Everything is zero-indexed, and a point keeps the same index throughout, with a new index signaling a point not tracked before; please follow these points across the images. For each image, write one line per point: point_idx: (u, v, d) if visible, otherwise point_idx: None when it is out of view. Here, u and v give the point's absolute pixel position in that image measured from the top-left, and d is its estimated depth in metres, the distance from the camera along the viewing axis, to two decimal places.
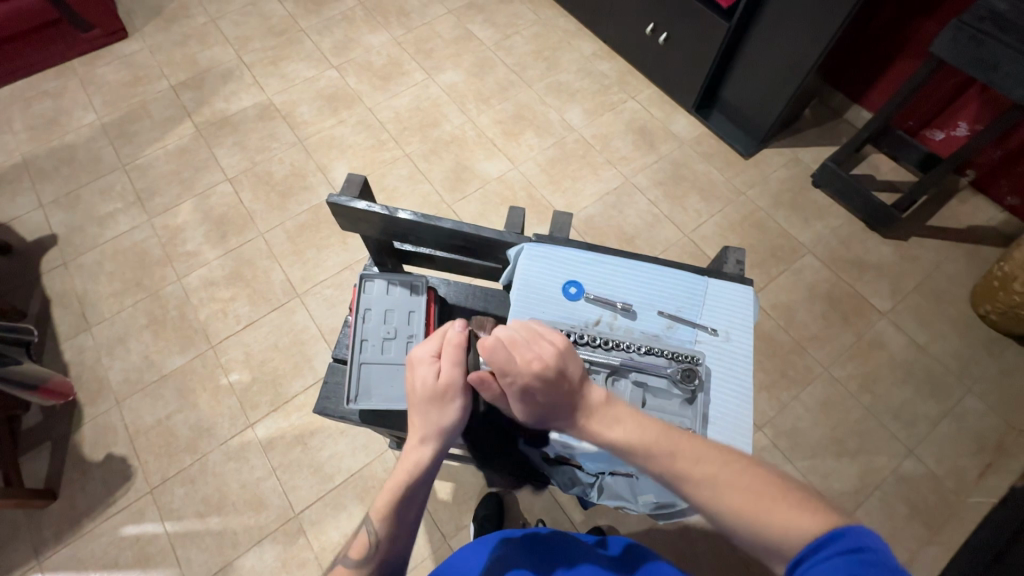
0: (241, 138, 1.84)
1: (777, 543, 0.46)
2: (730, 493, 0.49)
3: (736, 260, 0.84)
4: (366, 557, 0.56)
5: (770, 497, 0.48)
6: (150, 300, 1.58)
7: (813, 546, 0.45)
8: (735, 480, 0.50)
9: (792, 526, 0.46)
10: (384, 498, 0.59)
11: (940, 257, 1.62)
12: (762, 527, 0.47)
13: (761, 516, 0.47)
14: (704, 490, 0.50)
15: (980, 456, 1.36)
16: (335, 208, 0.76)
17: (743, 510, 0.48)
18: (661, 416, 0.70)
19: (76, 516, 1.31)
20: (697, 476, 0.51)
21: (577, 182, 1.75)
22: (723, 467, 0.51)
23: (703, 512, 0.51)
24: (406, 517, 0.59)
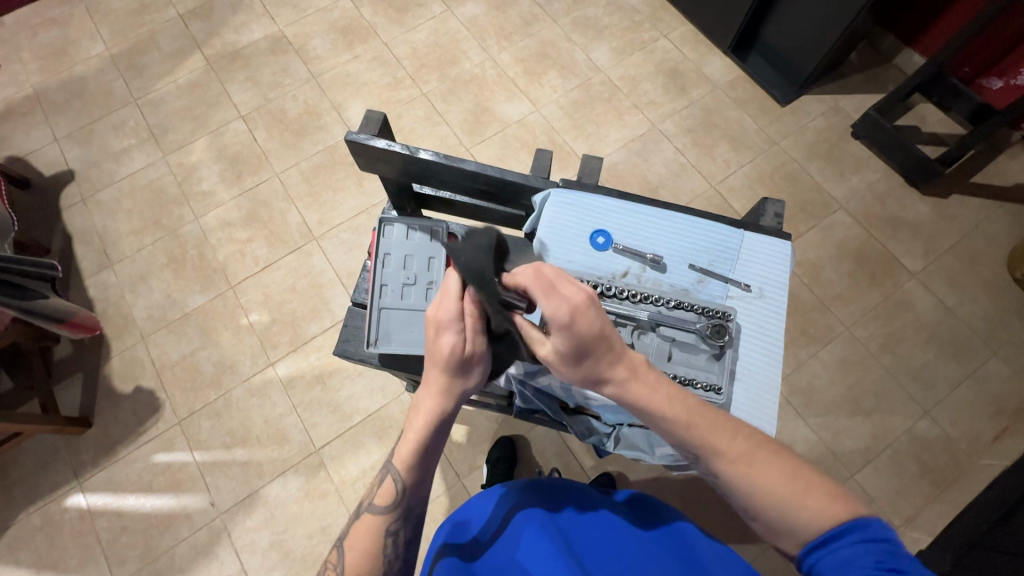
0: (253, 73, 1.77)
1: (798, 524, 0.51)
2: (760, 478, 0.52)
3: (775, 212, 0.79)
4: (392, 503, 0.61)
5: (799, 489, 0.52)
6: (169, 239, 1.58)
7: (837, 531, 0.50)
8: (764, 467, 0.53)
9: (815, 518, 0.50)
10: (404, 451, 0.61)
11: (979, 217, 1.54)
12: (783, 511, 0.52)
13: (788, 505, 0.51)
14: (735, 472, 0.53)
15: (996, 419, 1.35)
16: (354, 147, 0.72)
17: (766, 494, 0.52)
18: (687, 371, 0.69)
19: (110, 443, 1.38)
20: (723, 464, 0.54)
21: (601, 127, 1.67)
22: (755, 454, 0.54)
23: (726, 488, 0.55)
24: (424, 469, 0.62)
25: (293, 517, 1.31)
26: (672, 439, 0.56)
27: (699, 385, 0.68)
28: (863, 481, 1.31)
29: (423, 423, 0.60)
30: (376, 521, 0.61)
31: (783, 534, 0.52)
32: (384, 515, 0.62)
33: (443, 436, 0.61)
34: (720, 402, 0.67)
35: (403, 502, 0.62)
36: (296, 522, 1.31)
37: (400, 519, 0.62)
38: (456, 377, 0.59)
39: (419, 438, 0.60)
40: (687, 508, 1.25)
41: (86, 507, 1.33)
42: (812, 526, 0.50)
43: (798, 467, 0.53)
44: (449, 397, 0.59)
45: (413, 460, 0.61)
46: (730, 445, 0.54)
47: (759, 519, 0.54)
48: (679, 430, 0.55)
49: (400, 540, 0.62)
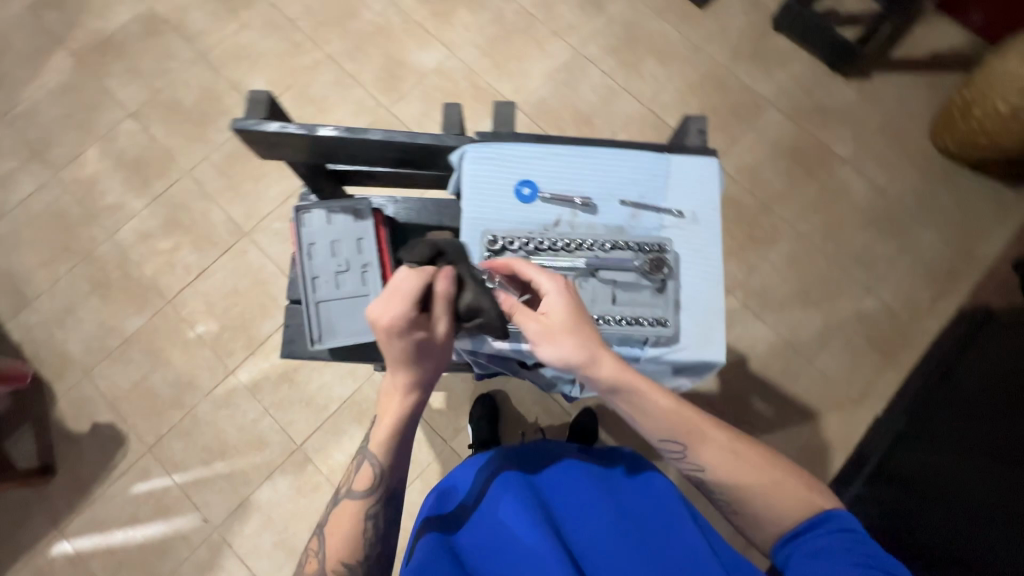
0: (131, 62, 1.58)
1: (779, 514, 0.60)
2: (745, 469, 0.62)
3: (699, 130, 0.78)
4: (371, 485, 0.62)
5: (780, 477, 0.61)
6: (86, 263, 1.46)
7: (811, 520, 0.58)
8: (748, 459, 0.62)
9: (791, 505, 0.59)
10: (380, 435, 0.61)
11: (901, 92, 1.57)
12: (769, 502, 0.60)
13: (771, 493, 0.60)
14: (723, 461, 0.62)
15: (932, 284, 1.44)
16: (245, 136, 0.65)
17: (751, 483, 0.61)
18: (632, 310, 0.69)
19: (82, 485, 1.33)
20: (709, 453, 0.63)
21: (523, 62, 1.58)
22: (737, 444, 0.63)
23: (713, 477, 0.62)
24: (400, 454, 0.62)
25: (291, 515, 1.31)
26: (663, 429, 0.63)
27: (646, 322, 0.68)
28: (821, 365, 1.39)
29: (400, 409, 0.61)
30: (355, 507, 0.62)
31: (765, 523, 0.60)
32: (364, 499, 0.62)
33: (418, 418, 0.63)
34: (669, 335, 0.68)
35: (382, 486, 0.62)
36: (295, 519, 1.31)
37: (379, 502, 0.62)
38: (429, 365, 0.59)
39: (395, 422, 0.61)
40: None
41: (75, 552, 1.29)
42: (790, 514, 0.59)
43: (777, 458, 0.63)
44: (422, 386, 0.61)
45: (390, 443, 0.62)
46: (716, 437, 0.63)
47: (743, 506, 0.62)
48: (672, 424, 0.63)
49: (380, 521, 0.62)
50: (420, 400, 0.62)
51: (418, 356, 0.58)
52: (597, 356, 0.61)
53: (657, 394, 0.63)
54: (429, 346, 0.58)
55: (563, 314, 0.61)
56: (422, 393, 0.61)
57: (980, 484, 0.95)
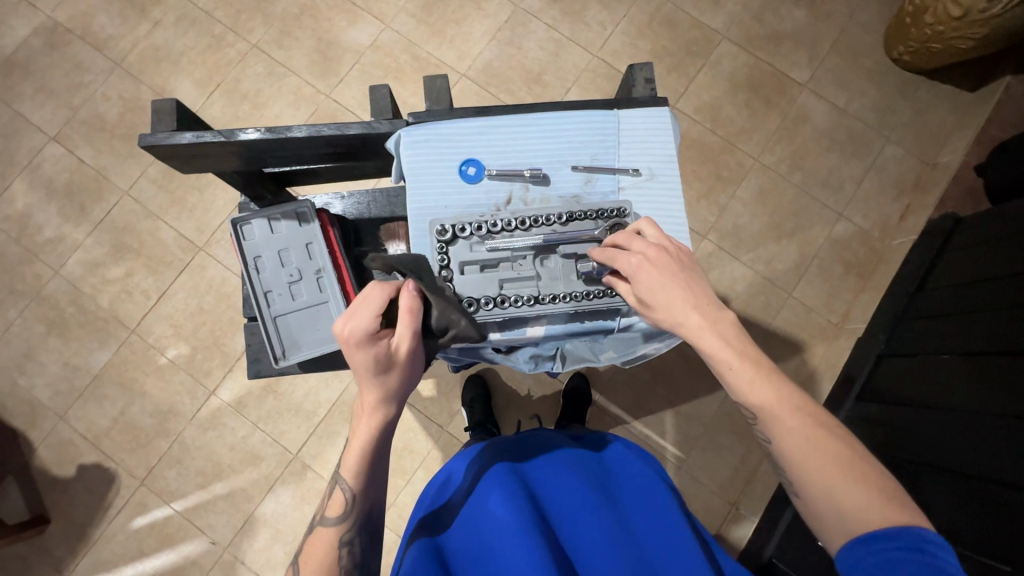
0: (40, 81, 1.46)
1: (845, 513, 0.52)
2: (816, 462, 0.53)
3: (645, 78, 0.74)
4: (344, 513, 0.60)
5: (853, 478, 0.52)
6: (36, 304, 1.38)
7: (884, 531, 0.50)
8: (824, 456, 0.53)
9: (864, 507, 0.51)
10: (350, 459, 0.59)
11: (852, 6, 1.53)
12: (834, 499, 0.52)
13: (835, 490, 0.52)
14: (794, 441, 0.55)
15: (900, 199, 1.45)
16: (158, 152, 0.59)
17: (817, 470, 0.53)
18: (599, 282, 0.67)
19: (80, 528, 1.30)
20: (782, 430, 0.55)
21: (462, 25, 1.50)
22: (816, 428, 0.55)
23: (781, 452, 0.56)
24: (374, 476, 0.60)
25: (299, 523, 1.31)
26: (741, 396, 0.57)
27: (615, 293, 0.66)
28: (801, 296, 1.40)
29: (374, 429, 0.58)
30: (329, 534, 0.60)
31: (827, 518, 0.53)
32: (338, 527, 0.60)
33: (392, 435, 0.60)
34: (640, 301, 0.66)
35: (354, 512, 0.60)
36: (303, 526, 1.30)
37: (353, 528, 0.61)
38: (398, 379, 0.57)
39: (366, 442, 0.59)
40: (656, 376, 1.34)
41: None
42: (861, 514, 0.51)
43: (856, 457, 0.54)
44: (393, 403, 0.58)
45: (363, 466, 0.59)
46: (792, 416, 0.55)
47: (801, 490, 0.55)
48: (749, 396, 0.56)
49: (356, 548, 0.61)
50: (393, 416, 0.59)
51: (382, 370, 0.56)
52: (685, 314, 0.58)
53: (744, 360, 0.57)
54: (395, 359, 0.56)
55: (649, 270, 0.59)
56: (397, 410, 0.59)
57: (967, 394, 0.97)
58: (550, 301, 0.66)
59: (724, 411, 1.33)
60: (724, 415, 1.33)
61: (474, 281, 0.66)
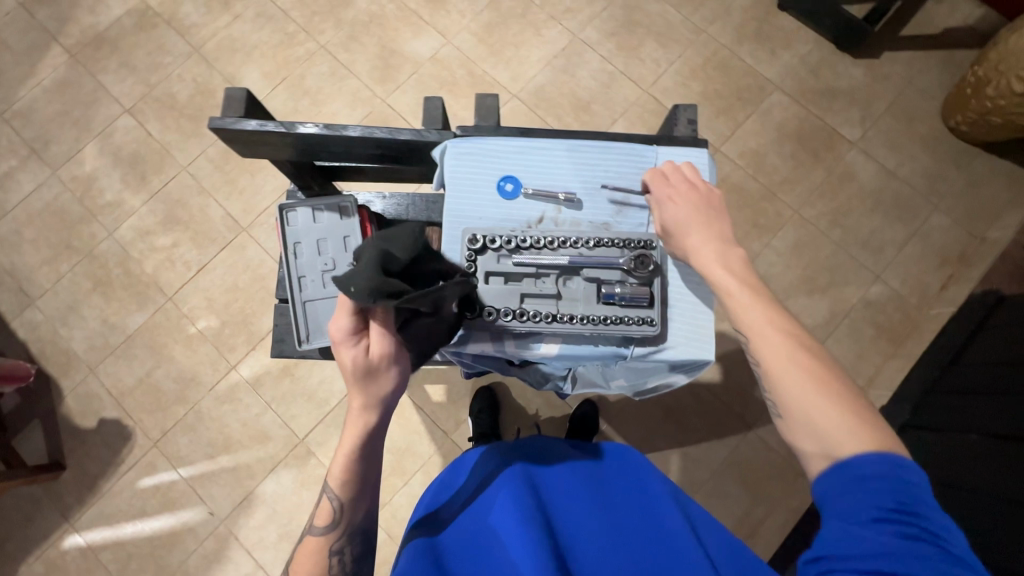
0: (125, 58, 1.57)
1: (820, 431, 0.52)
2: (794, 378, 0.54)
3: (688, 118, 0.75)
4: (332, 521, 0.61)
5: (828, 399, 0.52)
6: (87, 261, 1.46)
7: (857, 456, 0.50)
8: (809, 376, 0.54)
9: (838, 428, 0.51)
10: (337, 469, 0.61)
11: (912, 71, 1.52)
12: (814, 419, 0.52)
13: (811, 411, 0.52)
14: (774, 360, 0.56)
15: (943, 269, 1.41)
16: (223, 135, 0.64)
17: (794, 392, 0.54)
18: (618, 308, 0.67)
19: (91, 479, 1.35)
20: (765, 348, 0.57)
21: (521, 48, 1.55)
22: (796, 353, 0.55)
23: (764, 373, 0.57)
24: (359, 485, 0.61)
25: (295, 507, 1.33)
26: (733, 316, 0.60)
27: (632, 321, 0.66)
28: (826, 354, 1.37)
29: (357, 438, 0.59)
30: (318, 543, 0.61)
31: (801, 439, 0.53)
32: (326, 536, 0.62)
33: (376, 444, 0.61)
34: (655, 334, 0.66)
35: (343, 520, 0.62)
36: (299, 511, 1.33)
37: (342, 536, 0.62)
38: (381, 386, 0.59)
39: (350, 449, 0.60)
40: (666, 413, 1.32)
41: (86, 545, 1.32)
42: (834, 436, 0.51)
43: (835, 385, 0.54)
44: (374, 411, 0.59)
45: (348, 475, 0.60)
46: (776, 338, 0.56)
47: (784, 419, 0.55)
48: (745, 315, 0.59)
49: (346, 557, 0.62)
50: (375, 425, 0.60)
51: (361, 376, 0.58)
52: (693, 233, 0.64)
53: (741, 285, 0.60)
54: (377, 365, 0.58)
55: (670, 197, 0.66)
56: (380, 419, 0.60)
57: (994, 477, 0.92)
58: (568, 320, 0.67)
59: (732, 460, 1.30)
60: (731, 465, 1.29)
61: (496, 291, 0.68)
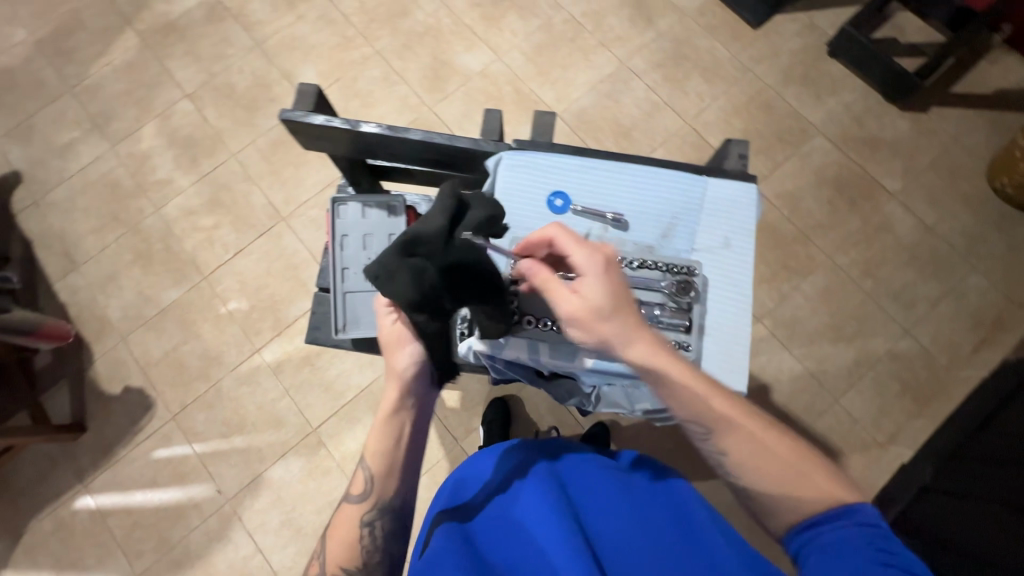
0: (191, 46, 1.65)
1: (798, 502, 0.56)
2: (766, 460, 0.58)
3: (739, 154, 0.77)
4: (365, 491, 0.65)
5: (799, 470, 0.58)
6: (132, 234, 1.52)
7: (832, 512, 0.55)
8: (775, 454, 0.58)
9: (813, 500, 0.56)
10: (373, 441, 0.66)
11: (959, 129, 1.51)
12: (792, 488, 0.57)
13: (789, 483, 0.57)
14: (744, 447, 0.58)
15: (976, 331, 1.38)
16: (291, 126, 0.67)
17: (768, 473, 0.58)
18: (655, 330, 0.69)
19: (108, 444, 1.39)
20: (732, 439, 0.59)
21: (568, 71, 1.59)
22: (765, 433, 0.59)
23: (734, 463, 0.59)
24: (389, 455, 0.66)
25: (300, 495, 1.34)
26: (689, 410, 0.59)
27: (668, 344, 0.67)
28: (848, 404, 1.34)
29: (386, 408, 0.67)
30: (352, 512, 0.64)
31: (781, 510, 0.57)
32: (360, 505, 0.64)
33: (404, 416, 0.67)
34: (690, 359, 0.67)
35: (375, 491, 0.65)
36: (303, 500, 1.34)
37: (374, 510, 0.64)
38: (397, 360, 0.68)
39: (381, 418, 0.67)
40: (678, 445, 1.31)
41: (95, 508, 1.35)
42: (810, 503, 0.56)
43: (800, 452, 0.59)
44: (397, 377, 0.67)
45: (380, 446, 0.66)
46: (744, 422, 0.59)
47: (757, 493, 0.59)
48: (698, 408, 0.59)
49: (377, 531, 0.64)
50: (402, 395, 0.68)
51: (392, 345, 0.69)
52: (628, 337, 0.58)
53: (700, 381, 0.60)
54: (394, 343, 0.69)
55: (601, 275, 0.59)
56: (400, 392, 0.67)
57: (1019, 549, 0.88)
58: None
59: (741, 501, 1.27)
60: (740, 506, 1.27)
61: (538, 301, 0.70)
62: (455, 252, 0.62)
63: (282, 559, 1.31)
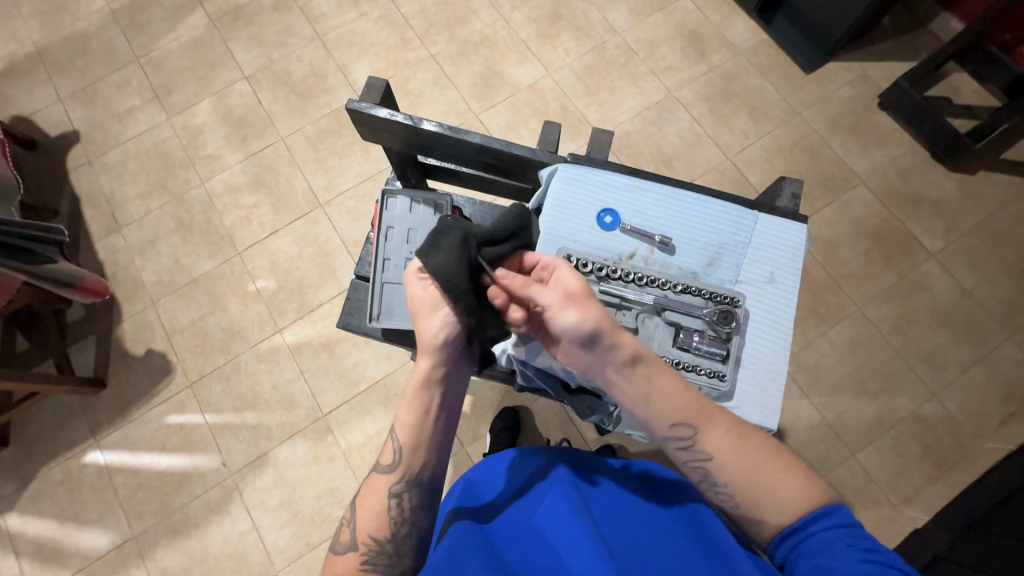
0: (256, 31, 1.71)
1: (784, 506, 0.57)
2: (749, 457, 0.59)
3: (793, 192, 0.77)
4: (394, 462, 0.67)
5: (783, 469, 0.59)
6: (175, 203, 1.57)
7: (818, 513, 0.56)
8: (753, 449, 0.60)
9: (797, 496, 0.57)
10: (404, 415, 0.68)
11: (1007, 195, 1.48)
12: (778, 491, 0.57)
13: (776, 484, 0.58)
14: (725, 445, 0.59)
15: (1005, 403, 1.34)
16: (356, 116, 0.69)
17: (752, 475, 0.58)
18: (691, 356, 0.68)
19: (125, 403, 1.42)
20: (713, 437, 0.60)
21: (616, 94, 1.61)
22: (743, 431, 0.61)
23: (717, 464, 0.59)
24: (421, 428, 0.67)
25: (302, 479, 1.35)
26: (673, 409, 0.60)
27: (703, 372, 0.67)
28: (864, 461, 1.31)
29: (417, 378, 0.68)
30: (381, 482, 0.66)
31: (769, 515, 0.57)
32: (389, 476, 0.66)
33: (436, 391, 0.68)
34: (724, 390, 0.66)
35: (404, 463, 0.67)
36: (305, 483, 1.35)
37: (402, 481, 0.66)
38: (429, 326, 0.67)
39: (413, 393, 0.68)
40: None
41: (104, 464, 1.38)
42: (796, 507, 0.57)
43: (783, 454, 0.60)
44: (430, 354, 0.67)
45: (410, 420, 0.67)
46: (722, 419, 0.61)
47: (745, 501, 0.58)
48: (677, 403, 0.60)
49: (405, 503, 0.66)
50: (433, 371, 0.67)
51: (421, 318, 0.67)
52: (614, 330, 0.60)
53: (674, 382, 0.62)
54: (425, 308, 0.67)
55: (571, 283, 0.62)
56: (432, 361, 0.67)
57: None
58: None
59: None
60: None
61: None
62: (483, 257, 0.63)
63: (276, 540, 1.31)
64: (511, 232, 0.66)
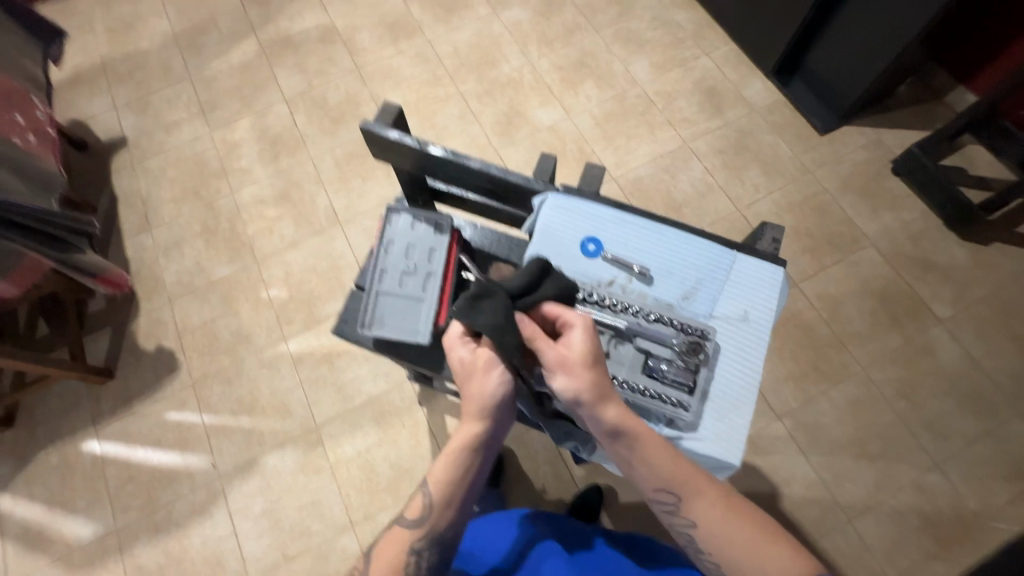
0: (301, 59, 1.84)
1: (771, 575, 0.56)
2: (735, 530, 0.59)
3: (772, 238, 0.80)
4: (420, 518, 0.66)
5: (773, 541, 0.58)
6: (205, 209, 1.66)
7: None
8: (742, 523, 0.60)
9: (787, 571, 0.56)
10: (439, 471, 0.66)
11: (1021, 268, 1.46)
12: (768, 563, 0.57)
13: (766, 557, 0.57)
14: (713, 514, 0.60)
15: (1014, 482, 1.28)
16: (369, 135, 0.75)
17: (741, 547, 0.58)
18: (658, 385, 0.69)
19: (128, 396, 1.46)
20: (699, 507, 0.61)
21: (632, 140, 1.66)
22: (730, 502, 0.61)
23: (703, 535, 0.61)
24: (455, 488, 0.66)
25: (287, 488, 1.35)
26: (658, 478, 0.61)
27: (668, 400, 0.67)
28: (861, 528, 1.26)
29: (460, 438, 0.66)
30: (404, 535, 0.66)
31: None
32: (413, 532, 0.66)
33: (478, 454, 0.66)
34: (687, 420, 0.66)
35: (430, 521, 0.66)
36: (289, 493, 1.35)
37: (425, 539, 0.66)
38: (484, 386, 0.65)
39: (453, 452, 0.66)
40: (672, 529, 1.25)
41: (99, 454, 1.41)
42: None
43: (775, 527, 0.60)
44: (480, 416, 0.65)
45: (446, 478, 0.66)
46: (709, 487, 0.61)
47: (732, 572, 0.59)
48: (665, 474, 0.61)
49: (422, 562, 0.66)
50: (480, 432, 0.66)
51: (471, 374, 0.66)
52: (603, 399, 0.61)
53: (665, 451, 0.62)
54: (479, 367, 0.65)
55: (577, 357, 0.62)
56: (482, 426, 0.65)
57: None
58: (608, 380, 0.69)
59: None
60: None
61: None
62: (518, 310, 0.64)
63: (253, 549, 1.31)
64: (536, 280, 0.66)
